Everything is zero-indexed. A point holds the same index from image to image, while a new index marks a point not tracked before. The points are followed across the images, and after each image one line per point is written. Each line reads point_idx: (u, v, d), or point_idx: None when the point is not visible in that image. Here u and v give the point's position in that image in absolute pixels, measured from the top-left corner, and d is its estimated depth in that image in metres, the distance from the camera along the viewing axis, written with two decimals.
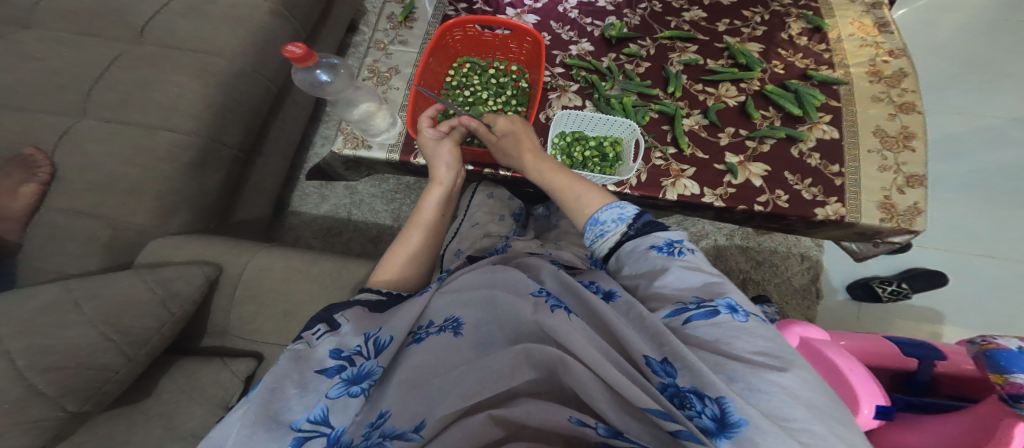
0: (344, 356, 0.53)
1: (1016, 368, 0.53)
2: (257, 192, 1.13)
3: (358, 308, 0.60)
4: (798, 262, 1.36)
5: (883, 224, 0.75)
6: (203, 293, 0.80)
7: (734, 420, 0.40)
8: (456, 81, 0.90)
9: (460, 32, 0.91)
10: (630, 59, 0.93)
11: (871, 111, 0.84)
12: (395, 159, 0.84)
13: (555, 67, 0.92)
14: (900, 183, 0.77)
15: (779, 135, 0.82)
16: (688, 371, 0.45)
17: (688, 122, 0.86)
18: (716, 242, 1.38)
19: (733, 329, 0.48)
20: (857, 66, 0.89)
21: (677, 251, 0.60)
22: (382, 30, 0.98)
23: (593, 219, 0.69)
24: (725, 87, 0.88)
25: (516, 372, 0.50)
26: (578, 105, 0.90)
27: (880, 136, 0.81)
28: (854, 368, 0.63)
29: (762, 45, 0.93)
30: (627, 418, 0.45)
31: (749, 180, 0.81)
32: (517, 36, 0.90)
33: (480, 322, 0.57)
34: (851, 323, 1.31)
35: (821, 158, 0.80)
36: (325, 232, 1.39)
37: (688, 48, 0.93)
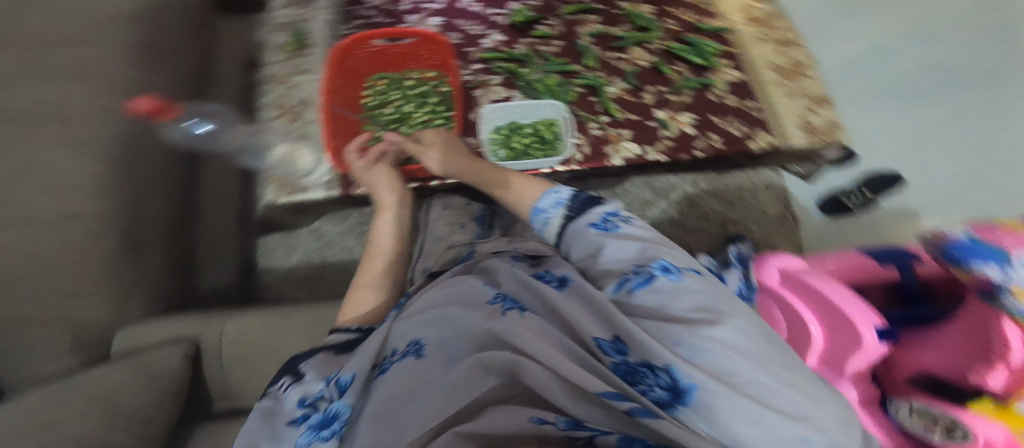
0: (309, 404, 0.51)
1: (973, 260, 0.47)
2: (214, 255, 1.06)
3: (321, 354, 0.57)
4: (767, 192, 1.33)
5: (808, 144, 0.82)
6: (187, 368, 0.77)
7: (685, 386, 0.42)
8: (376, 101, 0.90)
9: (361, 51, 0.90)
10: (542, 40, 0.93)
11: (760, 51, 0.89)
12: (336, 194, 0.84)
13: (473, 64, 0.91)
14: (811, 105, 0.83)
15: (694, 86, 0.86)
16: (635, 346, 0.47)
17: (614, 89, 0.88)
18: (685, 192, 1.33)
19: (670, 290, 0.50)
20: (733, 13, 0.95)
21: (612, 224, 0.62)
22: (279, 63, 0.96)
23: (535, 209, 0.70)
24: (634, 51, 0.91)
25: (475, 383, 0.53)
26: (506, 96, 0.89)
27: (774, 70, 0.86)
28: (840, 295, 0.67)
29: (654, 7, 0.95)
30: (586, 402, 0.48)
31: (682, 130, 0.84)
32: (423, 43, 0.90)
33: (443, 340, 0.58)
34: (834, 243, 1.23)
35: (736, 97, 0.85)
36: (306, 281, 1.34)
37: (590, 19, 0.94)
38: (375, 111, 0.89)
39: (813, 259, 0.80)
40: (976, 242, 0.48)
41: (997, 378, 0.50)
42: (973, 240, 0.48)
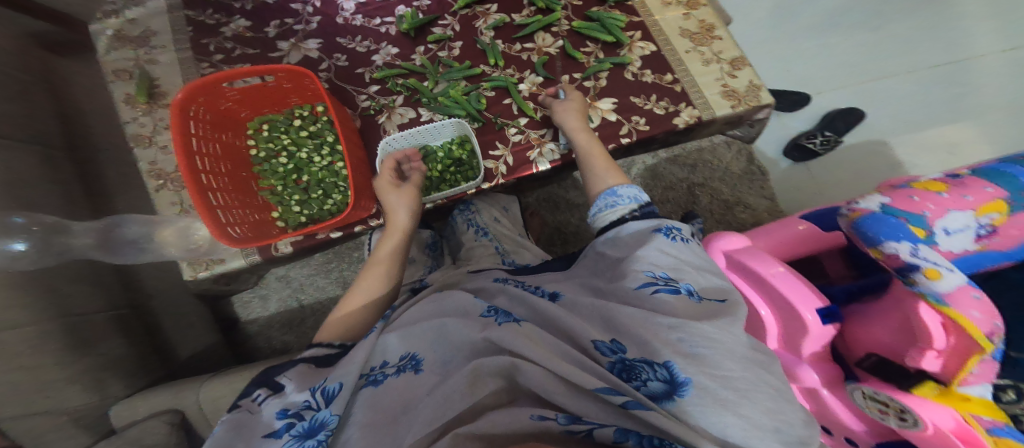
0: (291, 414, 0.44)
1: (881, 237, 0.50)
2: (185, 325, 1.03)
3: (301, 365, 0.51)
4: (726, 149, 1.21)
5: (735, 110, 0.73)
6: (176, 437, 0.79)
7: (681, 380, 0.40)
8: (264, 153, 0.78)
9: (227, 99, 0.76)
10: (441, 45, 0.84)
11: (668, 16, 0.80)
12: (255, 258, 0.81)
13: (369, 86, 0.82)
14: (728, 69, 0.75)
15: (607, 67, 0.77)
16: (637, 345, 0.44)
17: (525, 86, 0.80)
18: (645, 163, 1.20)
19: (690, 305, 0.47)
20: None
21: (676, 236, 0.54)
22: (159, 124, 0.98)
23: (609, 190, 0.63)
24: (540, 37, 0.82)
25: (478, 386, 0.45)
26: (412, 116, 0.81)
27: (688, 36, 0.78)
28: (776, 274, 0.59)
29: None
30: (584, 401, 0.41)
31: (605, 118, 0.75)
32: (291, 77, 0.75)
33: (437, 353, 0.52)
34: (809, 188, 1.19)
35: (653, 73, 0.76)
36: (288, 326, 1.34)
37: (489, 9, 0.84)
38: (267, 164, 0.78)
39: (780, 224, 0.75)
40: (880, 215, 0.52)
41: (931, 362, 0.47)
42: (878, 212, 0.53)
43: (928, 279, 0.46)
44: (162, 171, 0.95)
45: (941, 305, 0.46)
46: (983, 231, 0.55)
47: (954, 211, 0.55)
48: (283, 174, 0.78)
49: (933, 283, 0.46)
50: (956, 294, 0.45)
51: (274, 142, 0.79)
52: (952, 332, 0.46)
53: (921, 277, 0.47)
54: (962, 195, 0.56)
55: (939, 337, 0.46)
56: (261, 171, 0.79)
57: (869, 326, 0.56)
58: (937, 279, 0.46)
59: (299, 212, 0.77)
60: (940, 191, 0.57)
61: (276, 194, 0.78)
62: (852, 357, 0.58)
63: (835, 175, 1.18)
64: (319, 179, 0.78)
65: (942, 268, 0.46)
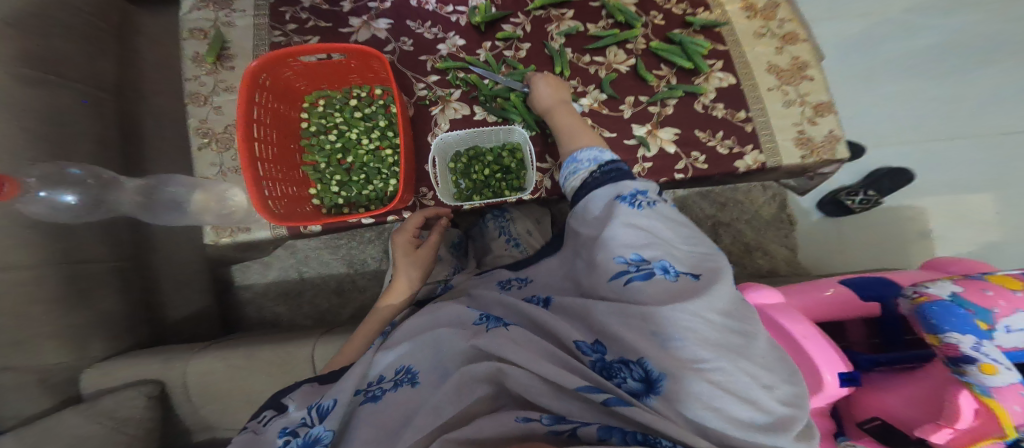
0: (289, 431, 0.46)
1: (947, 326, 0.45)
2: (184, 285, 0.95)
3: (305, 386, 0.54)
4: (762, 192, 1.19)
5: (806, 161, 0.68)
6: (155, 412, 0.74)
7: (656, 376, 0.38)
8: (316, 127, 0.75)
9: (291, 69, 0.72)
10: (508, 43, 0.82)
11: (758, 50, 0.75)
12: (284, 233, 0.77)
13: (428, 75, 0.81)
14: (809, 114, 0.70)
15: (678, 94, 0.73)
16: (614, 343, 0.43)
17: (587, 101, 0.76)
18: (676, 193, 1.19)
19: (665, 285, 0.44)
20: (730, 2, 0.78)
21: (640, 202, 0.51)
22: (197, 79, 0.91)
23: (571, 156, 0.63)
24: (612, 52, 0.78)
25: (464, 393, 0.43)
26: (467, 113, 0.79)
27: (775, 72, 0.73)
28: (807, 335, 0.58)
29: None
30: (568, 399, 0.39)
31: (663, 148, 0.72)
32: (360, 58, 0.71)
33: (432, 365, 0.50)
34: (834, 245, 1.16)
35: (725, 108, 0.72)
36: (286, 297, 1.32)
37: (564, 14, 0.82)
38: (316, 139, 0.75)
39: (807, 287, 0.70)
40: (957, 305, 0.46)
41: (940, 436, 0.46)
42: (954, 301, 0.46)
43: (983, 373, 0.42)
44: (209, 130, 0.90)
45: (984, 397, 0.42)
46: None
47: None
48: (331, 152, 0.74)
49: (987, 377, 0.42)
50: (1005, 390, 0.41)
51: (328, 119, 0.76)
52: (982, 416, 0.43)
53: (974, 369, 0.42)
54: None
55: (964, 418, 0.43)
56: (309, 145, 0.76)
57: (882, 392, 0.56)
58: (995, 375, 0.42)
59: (337, 194, 0.74)
60: (1015, 288, 0.49)
61: (318, 171, 0.75)
62: (856, 417, 0.58)
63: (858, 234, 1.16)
64: (363, 164, 0.74)
65: (1002, 365, 0.42)
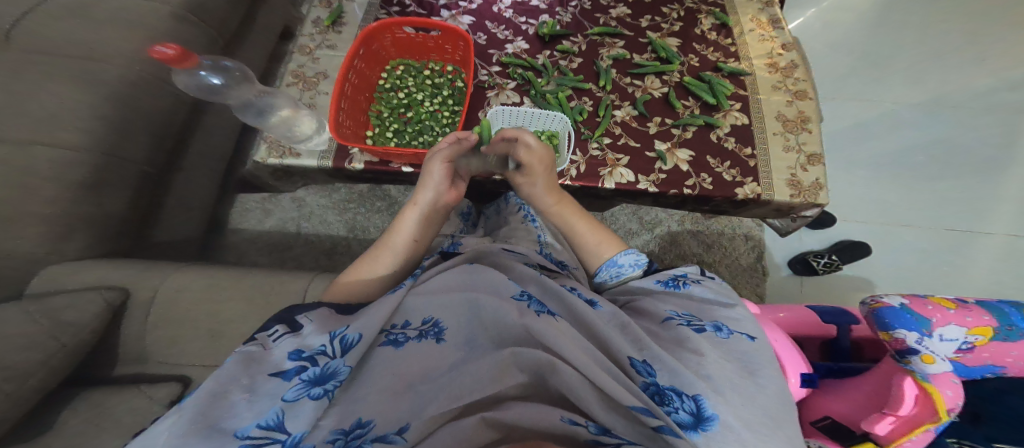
0: (305, 357, 0.46)
1: (897, 325, 0.58)
2: (179, 209, 1.02)
3: (323, 308, 0.53)
4: (743, 242, 1.32)
5: (792, 199, 0.81)
6: (104, 322, 0.73)
7: (708, 414, 0.45)
8: (389, 84, 0.88)
9: (389, 35, 0.87)
10: (565, 55, 0.95)
11: (772, 99, 0.89)
12: (328, 166, 0.81)
13: (492, 65, 0.92)
14: (802, 161, 0.83)
15: (698, 123, 0.86)
16: (667, 371, 0.49)
17: (621, 113, 0.89)
18: (669, 229, 1.32)
19: (716, 343, 0.52)
20: (757, 58, 0.93)
21: (682, 283, 0.64)
22: (307, 36, 0.94)
23: (610, 260, 0.72)
24: (650, 80, 0.92)
25: (505, 375, 0.50)
26: (517, 101, 0.90)
27: (781, 120, 0.87)
28: (778, 339, 0.71)
29: (679, 40, 0.96)
30: (616, 416, 0.46)
31: (677, 165, 0.84)
32: (448, 37, 0.87)
33: (460, 324, 0.54)
34: (794, 300, 1.27)
35: (735, 142, 0.85)
36: (273, 249, 1.31)
37: (616, 43, 0.96)
38: (386, 93, 0.88)
39: (771, 307, 0.85)
40: (902, 310, 0.59)
41: (883, 427, 0.60)
42: (900, 307, 0.59)
43: (924, 362, 0.57)
44: (302, 73, 0.89)
45: (925, 382, 0.57)
46: (965, 345, 0.59)
47: (961, 328, 0.58)
48: (396, 106, 0.87)
49: (926, 365, 0.57)
50: (940, 376, 0.56)
51: (402, 82, 0.89)
52: (919, 405, 0.57)
53: (917, 360, 0.57)
54: (964, 315, 0.60)
55: (905, 406, 0.58)
56: (379, 97, 0.87)
57: (834, 398, 0.70)
58: (931, 363, 0.57)
59: (389, 139, 0.85)
60: (951, 307, 0.60)
61: (379, 119, 0.86)
62: (808, 418, 0.72)
63: (821, 296, 1.28)
64: (420, 120, 0.86)
65: (937, 357, 0.57)
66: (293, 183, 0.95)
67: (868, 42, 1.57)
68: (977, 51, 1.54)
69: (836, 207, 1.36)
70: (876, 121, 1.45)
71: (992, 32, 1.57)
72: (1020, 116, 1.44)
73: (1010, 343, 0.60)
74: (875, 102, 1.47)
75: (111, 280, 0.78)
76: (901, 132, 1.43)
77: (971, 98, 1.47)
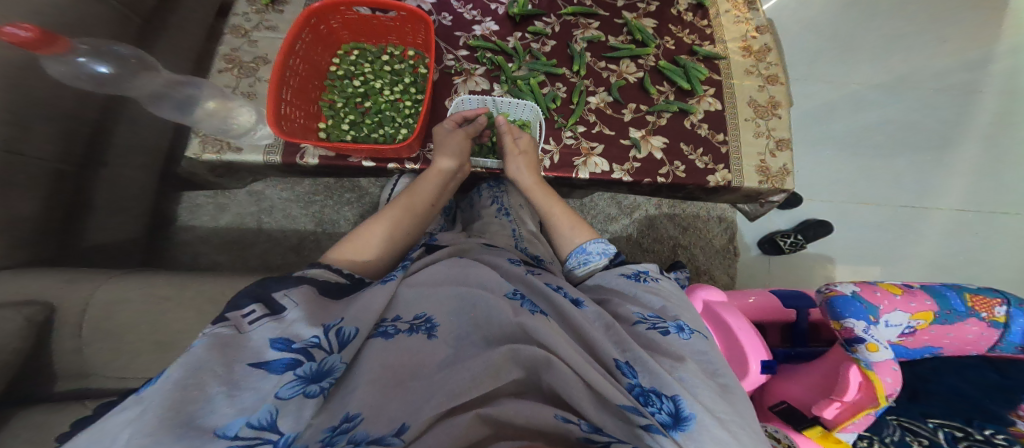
0: (296, 349, 0.41)
1: (847, 314, 0.64)
2: (111, 212, 0.93)
3: (305, 289, 0.49)
4: (717, 224, 1.34)
5: (762, 186, 0.81)
6: (28, 342, 0.65)
7: (685, 414, 0.44)
8: (343, 71, 0.80)
9: (338, 17, 0.79)
10: (537, 38, 0.89)
11: (745, 84, 0.88)
12: (276, 161, 0.74)
13: (459, 49, 0.86)
14: (772, 147, 0.82)
15: (672, 109, 0.84)
16: (649, 372, 0.48)
17: (595, 100, 0.85)
18: (646, 213, 1.31)
19: (678, 345, 0.52)
20: (731, 41, 0.91)
21: (643, 279, 0.62)
22: (241, 14, 0.84)
23: (580, 247, 0.71)
24: (625, 64, 0.88)
25: (499, 371, 0.45)
26: (485, 89, 0.86)
27: (753, 106, 0.85)
28: (742, 328, 0.73)
29: (656, 21, 0.92)
30: (608, 415, 0.45)
31: (651, 153, 0.82)
32: (407, 19, 0.79)
33: (454, 320, 0.51)
34: (763, 280, 1.31)
35: (709, 128, 0.83)
36: (232, 246, 1.22)
37: (591, 24, 0.91)
38: (339, 81, 0.80)
39: (736, 293, 0.87)
40: (851, 300, 0.65)
41: (830, 411, 0.62)
42: (850, 296, 0.65)
43: (868, 350, 0.60)
44: (238, 58, 0.80)
45: (869, 370, 0.59)
46: (908, 329, 0.67)
47: (905, 312, 0.67)
48: (353, 95, 0.80)
49: (870, 353, 0.60)
50: (881, 364, 0.59)
51: (358, 68, 0.82)
52: (863, 389, 0.59)
53: (862, 348, 0.61)
54: (908, 301, 0.68)
55: (850, 392, 0.60)
56: (331, 85, 0.80)
57: (789, 382, 0.72)
58: (875, 352, 0.60)
59: (345, 132, 0.78)
60: (899, 293, 0.68)
61: (332, 109, 0.79)
62: (765, 403, 0.74)
63: (788, 274, 1.32)
64: (379, 110, 0.79)
65: (880, 346, 0.61)
66: (245, 180, 0.87)
67: (838, 21, 1.58)
68: (939, 30, 1.57)
69: (804, 186, 1.39)
70: (843, 102, 1.47)
71: (955, 11, 1.60)
72: (975, 94, 1.50)
73: (949, 324, 0.67)
74: (841, 83, 1.49)
75: (34, 293, 0.69)
76: (865, 111, 1.46)
77: (930, 78, 1.51)
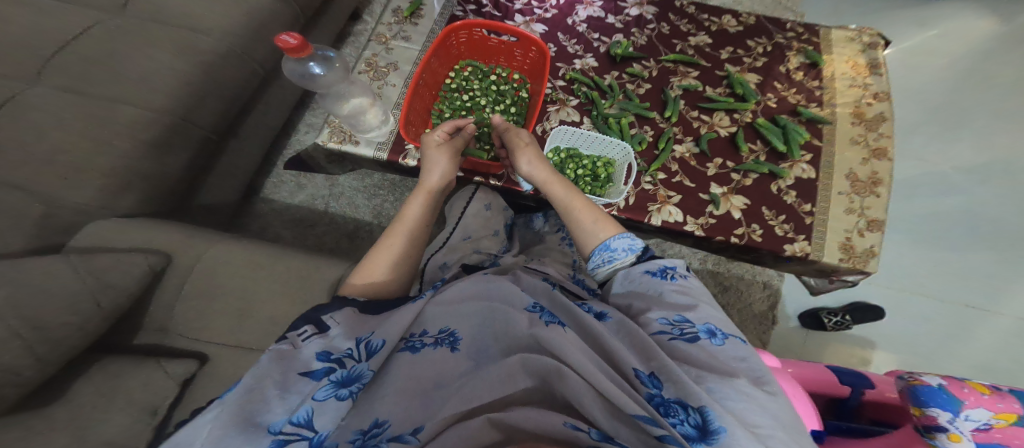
0: (333, 359, 0.48)
1: (932, 403, 0.63)
2: (223, 178, 1.01)
3: (347, 309, 0.54)
4: (759, 290, 1.35)
5: (841, 264, 0.79)
6: (144, 285, 0.73)
7: (713, 427, 0.40)
8: (456, 85, 0.88)
9: (466, 34, 0.90)
10: (633, 79, 0.94)
11: (847, 155, 0.88)
12: (383, 158, 0.80)
13: (557, 79, 0.93)
14: (861, 226, 0.81)
15: (761, 171, 0.85)
16: (672, 382, 0.45)
17: (680, 148, 0.88)
18: (691, 265, 1.33)
19: (710, 351, 0.49)
20: (843, 104, 0.94)
21: (671, 275, 0.59)
22: (385, 24, 0.93)
23: (603, 245, 0.67)
24: (719, 116, 0.92)
25: (512, 379, 0.48)
26: (575, 120, 0.90)
27: (851, 179, 0.86)
28: (796, 394, 0.70)
29: (760, 77, 0.97)
30: (619, 424, 0.42)
31: (729, 211, 0.83)
32: (523, 44, 0.89)
33: (474, 333, 0.54)
34: (795, 350, 1.32)
35: (796, 196, 0.84)
36: (298, 224, 1.29)
37: (690, 73, 0.96)
38: (451, 93, 0.88)
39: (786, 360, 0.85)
40: (939, 390, 0.63)
41: None
42: (937, 387, 0.63)
43: (949, 440, 0.61)
44: (375, 63, 0.88)
45: None
46: (984, 428, 0.61)
47: (989, 411, 0.61)
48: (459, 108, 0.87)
49: (950, 442, 0.61)
50: None
51: (467, 84, 0.89)
52: None
53: (942, 436, 0.62)
54: (997, 401, 0.62)
55: None
56: (443, 96, 0.89)
57: None
58: (955, 442, 0.61)
59: None
60: (986, 392, 0.63)
61: (439, 118, 0.87)
62: None
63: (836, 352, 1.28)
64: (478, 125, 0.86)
65: (964, 436, 0.61)
66: (335, 168, 0.93)
67: None
68: None
69: None
70: None
71: None
72: None
73: None
74: None
75: (157, 245, 0.78)
76: None
77: None
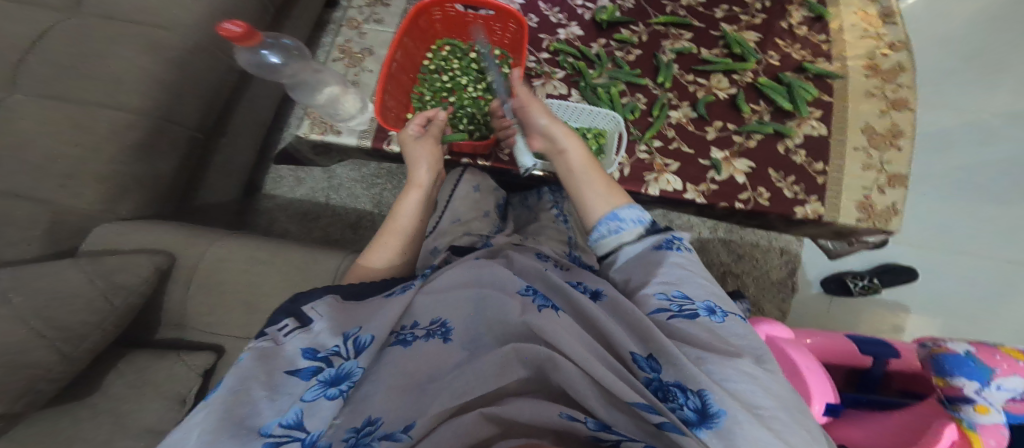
0: (321, 358, 0.46)
1: (956, 372, 0.60)
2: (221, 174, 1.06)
3: (330, 299, 0.51)
4: (777, 255, 1.26)
5: (859, 223, 0.75)
6: (152, 285, 0.74)
7: (713, 410, 0.38)
8: (434, 66, 0.87)
9: (440, 11, 0.87)
10: (622, 46, 0.89)
11: (863, 108, 0.83)
12: (367, 145, 0.80)
13: (542, 52, 0.88)
14: (881, 182, 0.77)
15: (766, 131, 0.80)
16: (671, 365, 0.42)
17: (677, 114, 0.84)
18: (700, 235, 1.27)
19: (707, 328, 0.46)
20: (854, 58, 0.87)
21: (675, 247, 0.56)
22: (355, 7, 0.91)
23: (611, 213, 0.63)
24: (717, 79, 0.86)
25: (505, 371, 0.47)
26: (563, 93, 0.86)
27: (868, 133, 0.80)
28: (812, 368, 0.67)
29: (761, 34, 0.90)
30: (619, 413, 0.42)
31: (733, 176, 0.78)
32: (501, 18, 0.87)
33: (467, 323, 0.53)
34: (818, 320, 1.23)
35: (806, 156, 0.79)
36: (303, 217, 1.31)
37: (682, 35, 0.90)
38: (430, 75, 0.87)
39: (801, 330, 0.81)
40: (965, 358, 0.60)
41: None
42: (964, 355, 0.60)
43: (976, 412, 0.58)
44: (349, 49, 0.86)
45: (970, 429, 0.59)
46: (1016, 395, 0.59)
47: None
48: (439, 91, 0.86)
49: (976, 415, 0.58)
50: (988, 427, 0.58)
51: (446, 64, 0.89)
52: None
53: (969, 408, 0.59)
54: None
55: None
56: (421, 78, 0.88)
57: (853, 429, 0.68)
58: (983, 413, 0.58)
59: None
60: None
61: (420, 101, 0.87)
62: None
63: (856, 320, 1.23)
64: (461, 105, 0.86)
65: (992, 408, 0.58)
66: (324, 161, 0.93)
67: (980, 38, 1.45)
68: None
69: None
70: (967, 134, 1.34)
71: None
72: None
73: None
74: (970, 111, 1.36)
75: (163, 246, 0.80)
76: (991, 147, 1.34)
77: None
